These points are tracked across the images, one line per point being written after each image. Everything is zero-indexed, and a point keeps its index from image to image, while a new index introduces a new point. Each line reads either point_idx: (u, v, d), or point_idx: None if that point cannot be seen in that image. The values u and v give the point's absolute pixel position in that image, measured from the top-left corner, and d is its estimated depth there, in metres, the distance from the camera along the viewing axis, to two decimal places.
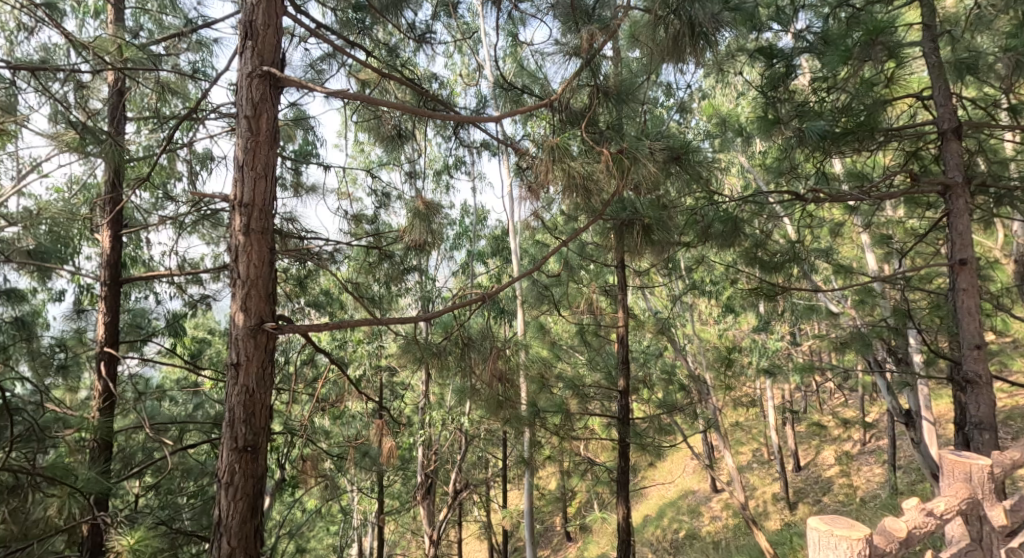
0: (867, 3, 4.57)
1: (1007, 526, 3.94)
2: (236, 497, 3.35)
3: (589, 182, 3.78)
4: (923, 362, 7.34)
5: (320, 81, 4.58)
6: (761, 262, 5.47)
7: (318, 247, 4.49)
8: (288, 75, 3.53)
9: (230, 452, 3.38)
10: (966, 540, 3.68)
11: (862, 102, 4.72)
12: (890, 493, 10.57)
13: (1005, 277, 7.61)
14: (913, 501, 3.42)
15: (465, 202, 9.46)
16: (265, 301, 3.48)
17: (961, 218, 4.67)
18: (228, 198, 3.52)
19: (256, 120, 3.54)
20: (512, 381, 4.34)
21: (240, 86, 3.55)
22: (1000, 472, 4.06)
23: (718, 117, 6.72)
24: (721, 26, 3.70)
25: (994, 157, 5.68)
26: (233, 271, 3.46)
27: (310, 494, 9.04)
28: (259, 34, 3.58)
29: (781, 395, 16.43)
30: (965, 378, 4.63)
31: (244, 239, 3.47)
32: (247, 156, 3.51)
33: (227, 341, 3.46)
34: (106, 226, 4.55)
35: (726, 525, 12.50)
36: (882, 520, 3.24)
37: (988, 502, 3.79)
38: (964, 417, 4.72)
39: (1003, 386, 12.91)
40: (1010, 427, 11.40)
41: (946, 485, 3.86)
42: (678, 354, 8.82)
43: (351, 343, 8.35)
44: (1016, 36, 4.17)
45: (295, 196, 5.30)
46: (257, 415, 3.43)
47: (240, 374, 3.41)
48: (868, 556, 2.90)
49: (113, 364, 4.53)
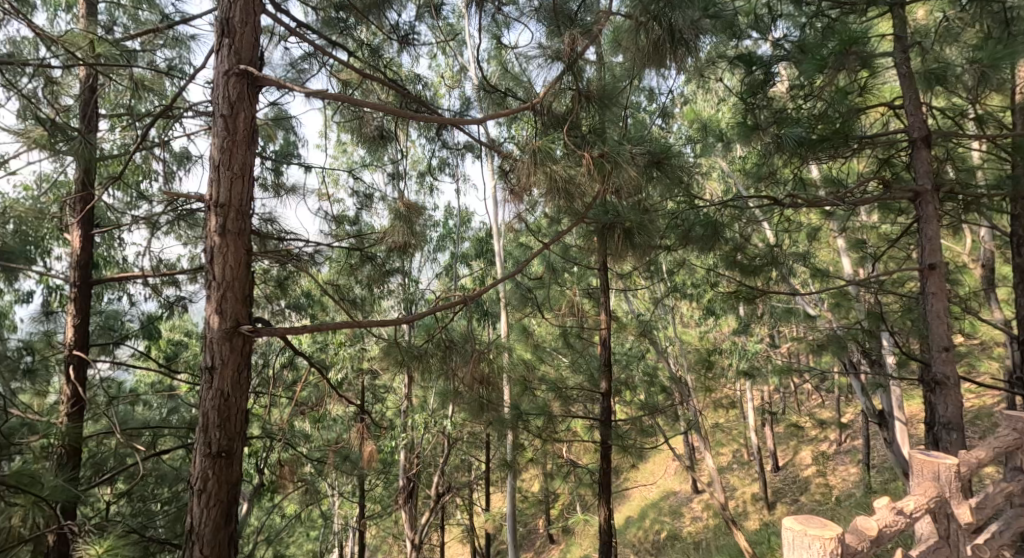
0: (841, 13, 4.66)
1: (973, 523, 4.00)
2: (209, 504, 3.32)
3: (570, 186, 3.86)
4: (896, 363, 7.49)
5: (300, 80, 4.55)
6: (740, 266, 5.53)
7: (298, 248, 4.46)
8: (265, 74, 3.51)
9: (203, 458, 3.35)
10: (934, 538, 3.74)
11: (837, 110, 4.80)
12: (865, 492, 10.74)
13: (974, 281, 7.83)
14: (883, 501, 3.48)
15: (448, 204, 9.48)
16: (242, 304, 3.45)
17: (931, 224, 4.75)
18: (203, 199, 3.50)
19: (233, 119, 3.51)
20: (494, 383, 4.34)
21: (217, 84, 3.53)
22: (967, 470, 4.11)
23: (699, 123, 6.82)
24: (701, 32, 3.76)
25: (963, 164, 5.79)
26: (208, 272, 3.43)
27: (290, 498, 8.96)
28: (236, 32, 3.56)
29: (760, 397, 16.67)
30: (935, 379, 4.72)
31: (219, 240, 3.44)
32: (224, 156, 3.48)
33: (202, 343, 3.43)
34: (77, 226, 4.50)
35: (706, 525, 12.59)
36: (853, 520, 3.29)
37: (955, 501, 3.87)
38: (934, 417, 4.80)
39: (971, 386, 13.26)
40: (978, 426, 11.67)
41: (915, 484, 3.92)
42: (660, 355, 8.88)
43: (333, 346, 8.31)
44: (982, 48, 4.27)
45: (275, 197, 5.27)
46: (232, 420, 3.40)
47: (215, 378, 3.38)
48: (840, 555, 2.95)
49: (83, 368, 4.48)
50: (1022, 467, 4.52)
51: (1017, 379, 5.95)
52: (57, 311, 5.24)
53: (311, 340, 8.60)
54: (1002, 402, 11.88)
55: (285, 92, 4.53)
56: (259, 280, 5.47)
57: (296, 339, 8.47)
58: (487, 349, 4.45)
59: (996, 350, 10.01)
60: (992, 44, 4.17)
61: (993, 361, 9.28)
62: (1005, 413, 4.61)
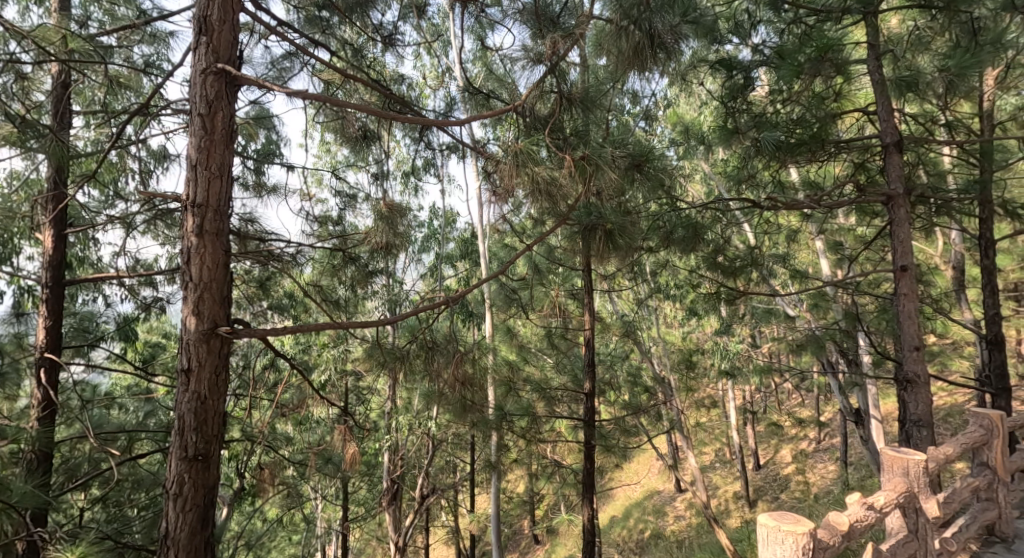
0: (819, 20, 4.73)
1: (940, 518, 4.09)
2: (184, 508, 3.29)
3: (552, 188, 3.88)
4: (871, 363, 7.63)
5: (281, 79, 4.52)
6: (721, 267, 5.59)
7: (279, 248, 4.44)
8: (244, 72, 3.49)
9: (179, 462, 3.32)
10: (904, 532, 3.81)
11: (815, 114, 4.89)
12: (843, 488, 10.88)
13: (945, 282, 8.01)
14: (854, 496, 3.58)
15: (433, 205, 9.47)
16: (220, 305, 3.43)
17: (903, 227, 4.85)
18: (180, 199, 3.47)
19: (210, 118, 3.49)
20: (477, 383, 4.36)
21: (194, 82, 3.51)
22: (935, 466, 4.19)
23: (682, 125, 6.87)
24: (681, 38, 3.81)
25: (933, 169, 5.91)
26: (185, 273, 3.41)
27: (272, 502, 8.87)
28: (214, 30, 3.54)
29: (741, 396, 16.85)
30: (905, 378, 4.81)
31: (197, 241, 3.42)
32: (201, 156, 3.46)
33: (179, 345, 3.40)
34: (48, 225, 4.44)
35: (689, 524, 12.67)
36: (826, 515, 3.35)
37: (924, 495, 3.96)
38: (905, 415, 4.90)
39: (943, 385, 13.53)
40: (950, 423, 11.87)
41: (886, 480, 4.01)
42: (643, 356, 8.94)
43: (316, 347, 8.25)
44: (951, 56, 4.36)
45: (256, 197, 5.24)
46: (209, 423, 3.38)
47: (191, 380, 3.36)
48: (812, 551, 3.04)
49: (55, 370, 4.42)
50: (989, 463, 4.63)
51: (986, 378, 6.08)
52: (28, 313, 4.94)
53: (293, 341, 8.52)
54: (973, 400, 12.08)
55: (265, 91, 4.50)
56: (240, 280, 5.41)
57: (278, 341, 8.37)
58: (470, 350, 4.45)
59: (966, 349, 10.26)
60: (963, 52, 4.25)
61: (965, 360, 9.43)
62: (973, 411, 4.76)
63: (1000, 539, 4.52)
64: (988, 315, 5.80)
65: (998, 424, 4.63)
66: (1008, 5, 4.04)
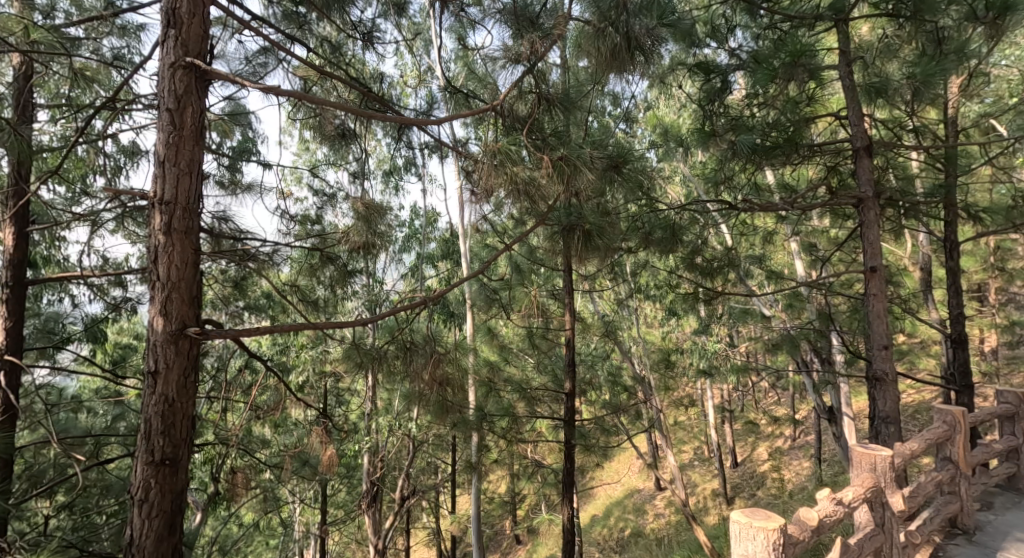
0: (793, 26, 4.82)
1: (906, 512, 4.17)
2: (151, 514, 3.26)
3: (531, 188, 3.90)
4: (844, 361, 7.76)
5: (255, 75, 4.47)
6: (699, 268, 5.67)
7: (254, 247, 4.40)
8: (213, 67, 3.46)
9: (145, 466, 3.29)
10: (871, 526, 3.88)
11: (789, 118, 4.97)
12: (817, 484, 11.05)
13: (914, 283, 8.20)
14: (824, 492, 3.64)
15: (414, 205, 9.45)
16: (188, 305, 3.39)
17: (873, 229, 4.95)
18: (148, 196, 3.42)
19: (180, 114, 3.45)
20: (455, 384, 4.37)
21: (163, 76, 3.46)
22: (901, 461, 4.27)
23: (661, 127, 6.93)
24: (657, 40, 3.87)
25: (903, 171, 6.05)
26: (152, 272, 3.37)
27: (250, 506, 8.76)
28: (183, 23, 3.49)
29: (719, 395, 17.04)
30: (874, 376, 4.91)
31: (165, 239, 3.38)
32: (170, 152, 3.42)
33: (145, 347, 3.36)
34: (9, 222, 4.34)
35: (669, 522, 12.76)
36: (796, 511, 3.43)
37: (890, 490, 4.06)
38: (874, 411, 5.00)
39: (911, 382, 13.82)
40: (917, 420, 12.09)
41: (854, 476, 4.09)
42: (624, 356, 8.99)
43: (294, 349, 8.16)
44: (917, 63, 4.48)
45: (231, 195, 5.19)
46: (177, 426, 3.34)
47: (159, 382, 3.32)
48: (783, 547, 3.10)
49: (17, 373, 4.34)
50: (952, 457, 4.74)
51: (951, 376, 6.23)
52: None
53: (272, 342, 8.42)
54: (940, 396, 12.37)
55: (239, 86, 4.45)
56: (214, 281, 5.33)
57: (256, 342, 8.25)
58: (448, 350, 4.45)
59: (932, 347, 10.50)
60: (929, 59, 4.37)
61: (931, 358, 9.60)
62: (937, 408, 4.85)
63: (962, 531, 4.63)
64: (953, 314, 5.95)
65: (961, 420, 4.72)
66: (971, 14, 4.17)
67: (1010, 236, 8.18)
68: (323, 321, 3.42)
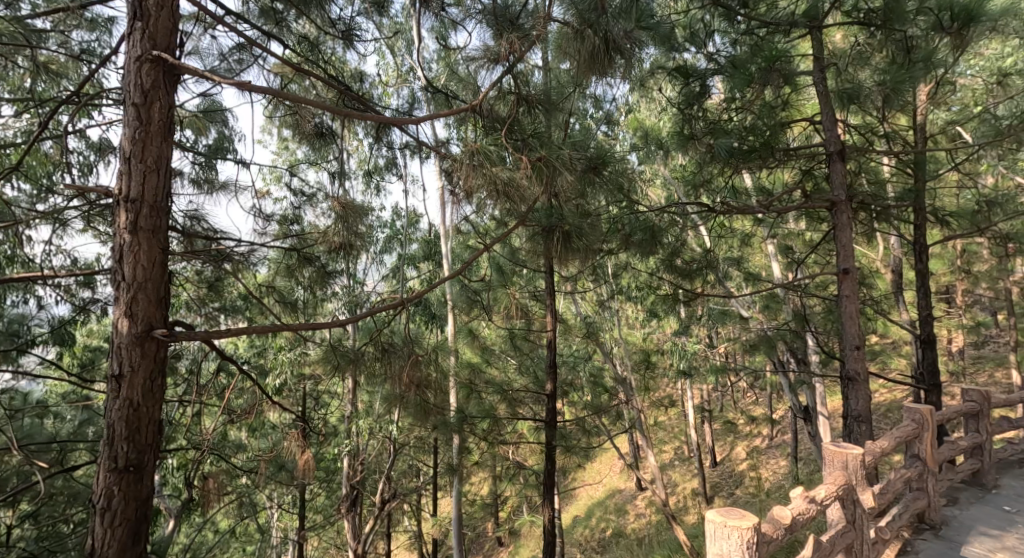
0: (770, 32, 4.89)
1: (876, 508, 4.22)
2: (113, 523, 3.21)
3: (510, 188, 3.86)
4: (820, 362, 7.88)
5: (230, 72, 4.42)
6: (678, 270, 5.76)
7: (229, 247, 4.35)
8: (181, 61, 3.42)
9: (108, 473, 3.24)
10: (842, 523, 3.93)
11: (766, 122, 5.04)
12: (793, 482, 11.18)
13: (886, 284, 8.35)
14: (797, 490, 3.70)
15: (395, 206, 9.41)
16: (155, 306, 3.35)
17: (846, 231, 5.03)
18: (113, 193, 3.38)
19: (146, 109, 3.41)
20: (433, 386, 4.36)
21: (129, 70, 3.42)
22: (871, 459, 4.34)
23: (642, 130, 6.99)
24: (635, 43, 3.90)
25: (875, 176, 6.17)
26: (117, 272, 3.32)
27: (227, 511, 8.64)
28: (150, 16, 3.45)
29: (698, 395, 17.18)
30: (847, 375, 4.99)
31: (131, 238, 3.34)
32: (136, 148, 3.38)
33: (109, 348, 3.31)
34: None
35: (650, 522, 12.85)
36: (770, 509, 3.48)
37: (860, 487, 4.12)
38: (846, 410, 5.09)
39: (883, 382, 14.05)
40: (888, 418, 12.30)
41: (827, 474, 4.17)
42: (605, 357, 9.03)
43: (272, 351, 8.08)
44: (887, 71, 4.57)
45: (206, 193, 5.13)
46: (142, 431, 3.30)
47: (123, 386, 3.28)
48: (757, 544, 3.13)
49: None
50: (920, 454, 4.82)
51: (921, 376, 6.35)
52: None
53: (249, 344, 8.31)
54: (910, 396, 12.60)
55: (213, 83, 4.39)
56: (189, 282, 5.26)
57: (232, 344, 8.15)
58: (426, 352, 4.44)
59: (903, 348, 10.69)
60: (898, 67, 4.45)
61: (902, 358, 9.78)
62: (906, 406, 4.95)
63: (929, 526, 4.71)
64: (922, 315, 6.07)
65: (929, 418, 4.82)
66: (939, 23, 4.26)
67: (976, 239, 8.37)
68: (297, 323, 3.40)
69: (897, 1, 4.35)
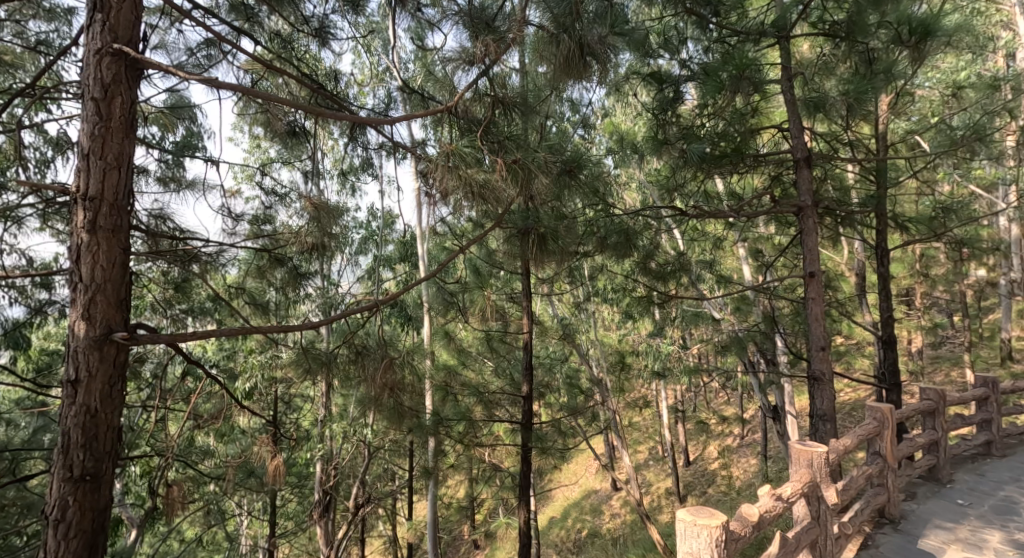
0: (740, 41, 4.97)
1: (839, 505, 4.32)
2: (68, 536, 3.14)
3: (485, 191, 3.86)
4: (788, 362, 8.03)
5: (198, 69, 4.37)
6: (653, 273, 5.84)
7: (196, 248, 4.29)
8: (143, 55, 3.37)
9: (63, 483, 3.17)
10: (807, 519, 4.01)
11: (736, 128, 5.12)
12: (763, 480, 11.36)
13: (851, 287, 8.55)
14: (765, 488, 3.78)
15: (371, 207, 9.36)
16: (115, 308, 3.30)
17: (812, 236, 5.14)
18: (70, 190, 3.31)
19: (107, 104, 3.36)
20: (406, 388, 4.33)
21: (88, 64, 3.36)
22: (835, 457, 4.43)
23: (617, 134, 7.06)
24: (608, 48, 3.94)
25: (842, 181, 6.31)
26: (75, 273, 3.26)
27: (195, 518, 8.49)
28: (111, 8, 3.39)
29: (672, 395, 17.36)
30: (813, 376, 5.09)
31: (89, 237, 3.28)
32: (95, 144, 3.32)
33: (66, 352, 3.24)
34: None
35: (624, 521, 12.95)
36: (738, 507, 3.54)
37: (825, 484, 4.21)
38: (812, 409, 5.19)
39: (847, 381, 14.36)
40: (853, 416, 12.60)
41: (793, 472, 4.25)
42: (581, 359, 9.09)
43: (241, 354, 7.96)
44: (850, 82, 4.68)
45: (173, 191, 5.05)
46: (100, 439, 3.24)
47: (80, 391, 3.22)
48: (726, 542, 3.19)
49: None
50: (881, 452, 4.94)
51: (883, 376, 6.52)
52: None
53: (217, 348, 8.18)
54: (873, 395, 12.92)
55: (181, 78, 4.32)
56: (155, 283, 5.17)
57: (200, 347, 8.03)
58: (400, 355, 4.42)
59: (866, 349, 10.94)
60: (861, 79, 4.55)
61: (865, 359, 10.03)
62: (868, 406, 5.07)
63: (889, 521, 4.84)
64: (884, 317, 6.22)
65: (889, 416, 4.94)
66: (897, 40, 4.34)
67: (934, 244, 8.64)
68: (265, 327, 3.36)
69: (859, 14, 4.52)
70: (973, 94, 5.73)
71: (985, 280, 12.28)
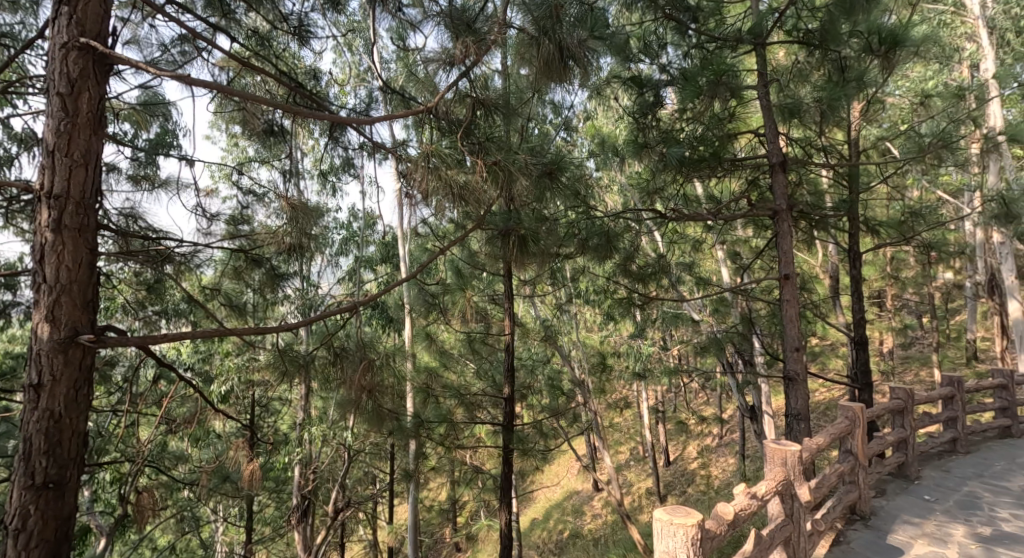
0: (718, 46, 5.03)
1: (812, 502, 4.37)
2: (29, 545, 3.08)
3: (465, 192, 3.93)
4: (765, 363, 8.12)
5: (173, 66, 4.32)
6: (632, 274, 5.87)
7: (168, 249, 4.24)
8: (111, 50, 3.33)
9: (24, 491, 3.12)
10: (781, 517, 4.07)
11: (714, 132, 5.18)
12: (741, 479, 11.47)
13: (826, 288, 8.67)
14: (740, 486, 3.83)
15: (351, 208, 9.30)
16: (81, 309, 3.25)
17: (787, 238, 5.22)
18: (34, 188, 3.26)
19: (73, 99, 3.31)
20: (384, 391, 4.31)
21: (54, 58, 3.31)
22: (808, 455, 4.48)
23: (598, 137, 7.09)
24: (587, 52, 3.96)
25: (818, 184, 6.41)
26: (38, 273, 3.21)
27: (169, 525, 8.34)
28: (78, 2, 3.34)
29: (653, 396, 17.46)
30: (787, 375, 5.16)
31: (53, 237, 3.23)
32: (62, 141, 3.27)
33: (29, 355, 3.19)
34: None
35: (605, 522, 13.01)
36: (714, 505, 3.57)
37: (798, 482, 4.26)
38: (787, 409, 5.26)
39: (822, 381, 14.57)
40: (827, 416, 12.78)
41: (768, 470, 4.29)
42: (562, 360, 9.11)
43: (218, 356, 7.87)
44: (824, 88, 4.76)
45: (145, 190, 4.98)
46: (64, 445, 3.19)
47: (44, 395, 3.16)
48: (701, 540, 3.23)
49: None
50: (852, 450, 5.01)
51: (856, 376, 6.62)
52: None
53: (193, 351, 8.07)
54: (847, 395, 13.12)
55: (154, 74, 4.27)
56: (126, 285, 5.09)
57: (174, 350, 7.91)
58: (380, 357, 4.39)
59: (840, 350, 11.10)
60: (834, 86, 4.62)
61: (839, 359, 10.18)
62: (840, 405, 5.15)
63: (860, 517, 4.91)
64: (856, 318, 6.32)
65: (860, 415, 5.02)
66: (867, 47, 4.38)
67: (905, 247, 8.81)
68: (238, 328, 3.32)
69: (832, 23, 4.54)
70: (940, 101, 5.87)
71: (954, 282, 12.55)
